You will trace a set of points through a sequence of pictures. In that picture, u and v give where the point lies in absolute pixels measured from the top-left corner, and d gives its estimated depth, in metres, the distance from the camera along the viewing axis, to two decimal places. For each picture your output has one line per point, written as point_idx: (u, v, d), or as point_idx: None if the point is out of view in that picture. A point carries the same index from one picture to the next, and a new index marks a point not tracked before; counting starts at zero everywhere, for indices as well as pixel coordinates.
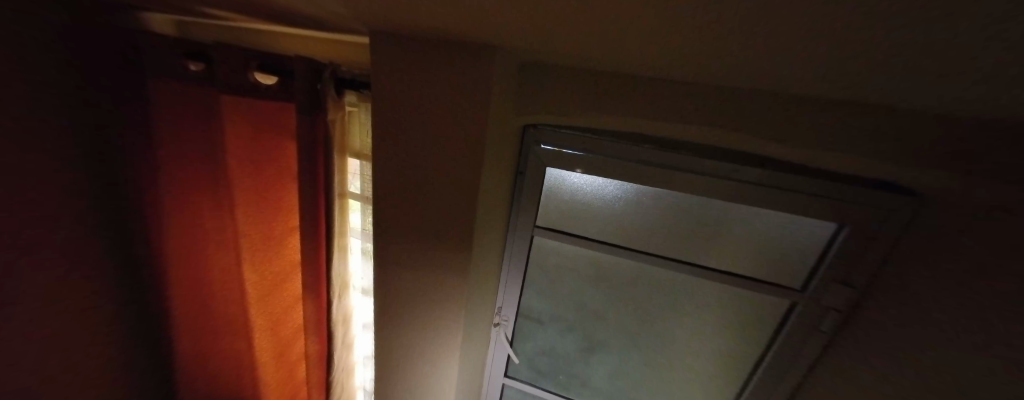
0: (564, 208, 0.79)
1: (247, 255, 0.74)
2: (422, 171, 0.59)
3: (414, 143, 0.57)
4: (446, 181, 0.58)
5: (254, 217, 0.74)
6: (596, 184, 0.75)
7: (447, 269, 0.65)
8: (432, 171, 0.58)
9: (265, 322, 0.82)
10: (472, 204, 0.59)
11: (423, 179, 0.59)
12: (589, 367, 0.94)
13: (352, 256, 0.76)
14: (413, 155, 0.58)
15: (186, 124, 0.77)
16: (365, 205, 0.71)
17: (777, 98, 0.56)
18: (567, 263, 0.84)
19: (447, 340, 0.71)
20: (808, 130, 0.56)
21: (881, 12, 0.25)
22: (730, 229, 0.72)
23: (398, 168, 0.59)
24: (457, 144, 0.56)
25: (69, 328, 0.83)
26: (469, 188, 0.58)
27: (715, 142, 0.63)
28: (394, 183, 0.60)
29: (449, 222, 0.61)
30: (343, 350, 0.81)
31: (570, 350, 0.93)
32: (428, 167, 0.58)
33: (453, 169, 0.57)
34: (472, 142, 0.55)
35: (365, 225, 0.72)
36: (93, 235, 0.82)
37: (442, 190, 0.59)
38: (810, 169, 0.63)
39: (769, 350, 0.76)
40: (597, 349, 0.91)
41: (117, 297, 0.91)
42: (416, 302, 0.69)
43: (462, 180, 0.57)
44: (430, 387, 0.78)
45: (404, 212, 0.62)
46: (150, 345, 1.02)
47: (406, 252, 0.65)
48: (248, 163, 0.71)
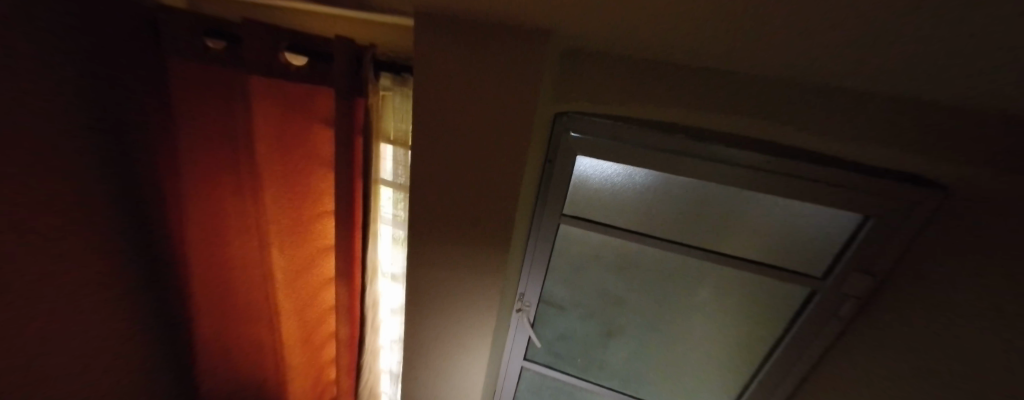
0: (589, 196, 0.79)
1: (277, 239, 0.75)
2: (462, 160, 0.59)
3: (456, 131, 0.57)
4: (487, 170, 0.58)
5: (283, 202, 0.74)
6: (622, 174, 0.75)
7: (483, 254, 0.66)
8: (473, 160, 0.58)
9: (291, 305, 0.83)
10: (513, 194, 0.59)
11: (463, 168, 0.59)
12: (607, 351, 0.97)
13: (382, 243, 0.76)
14: (454, 143, 0.58)
15: (206, 107, 0.74)
16: (398, 193, 0.70)
17: (817, 91, 0.57)
18: (591, 251, 0.85)
19: (480, 325, 0.74)
20: (847, 123, 0.57)
21: (963, 17, 0.26)
22: (757, 220, 0.73)
23: (439, 155, 0.59)
24: (498, 132, 0.55)
25: (87, 311, 0.82)
26: (511, 178, 0.58)
27: (750, 133, 0.63)
28: (434, 168, 0.60)
29: (486, 210, 0.62)
30: (372, 335, 0.82)
31: (589, 335, 0.96)
32: (471, 152, 0.58)
33: (494, 158, 0.57)
34: (516, 131, 0.55)
35: (398, 211, 0.72)
36: (109, 217, 0.80)
37: (482, 179, 0.59)
38: (842, 161, 0.64)
39: (784, 338, 0.79)
40: (616, 333, 0.94)
41: (133, 280, 0.90)
42: (450, 287, 0.71)
43: (504, 166, 0.58)
44: (459, 369, 0.81)
45: (440, 200, 0.63)
46: (166, 328, 1.02)
47: (444, 237, 0.66)
48: (277, 148, 0.70)
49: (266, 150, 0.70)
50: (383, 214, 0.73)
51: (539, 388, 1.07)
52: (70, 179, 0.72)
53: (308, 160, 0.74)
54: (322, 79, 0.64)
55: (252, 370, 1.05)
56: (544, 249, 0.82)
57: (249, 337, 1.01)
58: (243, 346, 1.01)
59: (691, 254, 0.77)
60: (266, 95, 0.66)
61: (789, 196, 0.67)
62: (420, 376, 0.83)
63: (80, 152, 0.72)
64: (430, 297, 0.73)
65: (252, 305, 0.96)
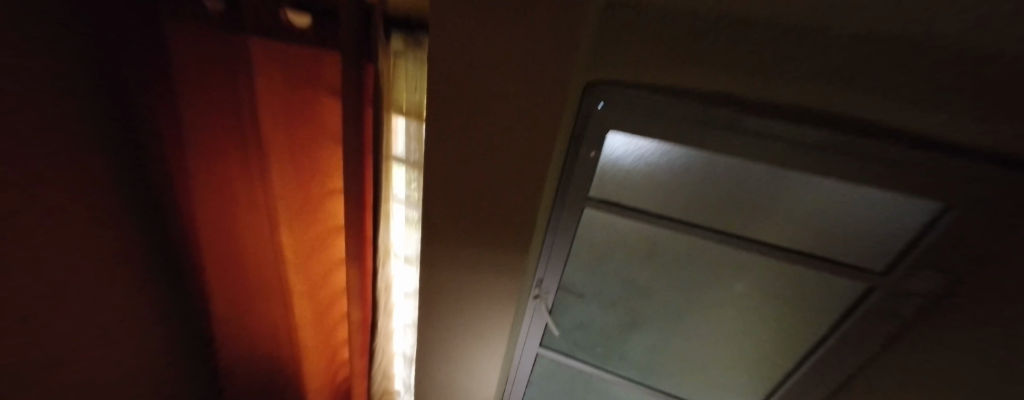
0: (619, 178, 0.71)
1: (285, 218, 0.72)
2: (484, 134, 0.52)
3: (476, 102, 0.50)
4: (510, 147, 0.52)
5: (291, 179, 0.70)
6: (659, 154, 0.66)
7: (505, 239, 0.61)
8: (494, 136, 0.52)
9: (303, 286, 0.81)
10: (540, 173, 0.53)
11: (484, 143, 0.53)
12: (629, 342, 0.92)
13: (395, 225, 0.72)
14: (473, 115, 0.51)
15: (206, 74, 0.69)
16: (411, 170, 0.64)
17: (930, 50, 0.43)
18: (617, 237, 0.79)
19: (499, 311, 0.71)
20: (956, 95, 0.44)
21: None
22: (816, 211, 0.64)
23: (456, 129, 0.53)
24: (525, 102, 0.48)
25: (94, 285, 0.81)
26: (537, 155, 0.52)
27: (834, 112, 0.51)
28: (450, 144, 0.54)
29: (510, 191, 0.56)
30: (384, 318, 0.79)
31: (610, 325, 0.91)
32: (493, 127, 0.51)
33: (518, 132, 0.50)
34: (545, 101, 0.47)
35: (411, 191, 0.66)
36: (113, 187, 0.78)
37: (505, 156, 0.53)
38: (947, 146, 0.49)
39: (830, 336, 0.73)
40: (640, 325, 0.89)
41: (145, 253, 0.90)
42: (469, 273, 0.67)
43: (528, 143, 0.51)
44: (476, 355, 0.78)
45: (456, 179, 0.57)
46: (180, 301, 1.02)
47: (465, 219, 0.61)
48: (282, 121, 0.65)
49: (271, 123, 0.65)
50: (395, 193, 0.68)
51: (555, 375, 1.04)
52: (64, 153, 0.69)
53: (313, 132, 0.69)
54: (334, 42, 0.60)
55: (265, 347, 1.04)
56: (566, 234, 0.75)
57: (262, 315, 0.99)
58: (258, 322, 1.01)
59: (726, 241, 0.70)
60: (269, 60, 0.61)
61: (861, 184, 0.57)
62: (436, 360, 0.81)
63: (75, 120, 0.68)
64: (448, 282, 0.69)
65: (263, 284, 0.93)
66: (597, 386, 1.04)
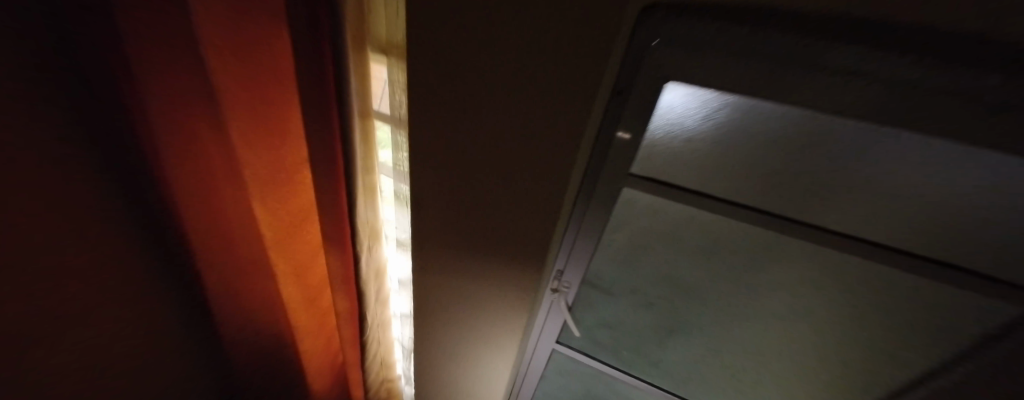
0: (672, 150, 0.52)
1: (257, 190, 0.61)
2: (490, 80, 0.38)
3: (476, 34, 0.36)
4: (526, 96, 0.37)
5: (252, 142, 0.57)
6: (736, 115, 0.46)
7: (525, 228, 0.47)
8: (503, 82, 0.37)
9: (288, 266, 0.71)
10: (573, 137, 0.38)
11: (492, 92, 0.38)
12: (666, 349, 0.78)
13: (383, 201, 0.59)
14: (472, 53, 0.37)
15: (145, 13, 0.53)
16: (397, 133, 0.50)
17: None
18: (662, 228, 0.61)
19: (511, 312, 0.58)
20: None
21: None
22: (974, 211, 0.43)
23: (450, 68, 0.39)
24: (544, 26, 0.33)
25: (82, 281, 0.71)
26: (566, 108, 0.36)
27: None
28: (443, 92, 0.41)
29: (529, 163, 0.41)
30: (377, 307, 0.69)
31: (642, 327, 0.76)
32: (499, 67, 0.37)
33: (538, 73, 0.35)
34: (577, 21, 0.31)
35: (398, 161, 0.52)
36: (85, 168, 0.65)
37: (522, 111, 0.38)
38: None
39: (955, 374, 0.55)
40: (682, 331, 0.74)
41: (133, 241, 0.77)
42: (475, 262, 0.54)
43: (550, 94, 0.36)
44: (483, 355, 0.67)
45: (452, 141, 0.44)
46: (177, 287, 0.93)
47: (469, 196, 0.48)
48: (236, 65, 0.51)
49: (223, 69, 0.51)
50: (382, 160, 0.55)
51: (572, 374, 0.92)
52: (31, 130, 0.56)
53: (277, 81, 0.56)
54: None
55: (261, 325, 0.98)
56: (594, 220, 0.60)
57: (252, 293, 0.91)
58: (254, 302, 0.93)
59: (814, 240, 0.52)
60: None
61: None
62: (439, 355, 0.72)
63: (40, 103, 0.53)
64: (451, 271, 0.57)
65: (251, 260, 0.84)
66: (621, 390, 0.92)
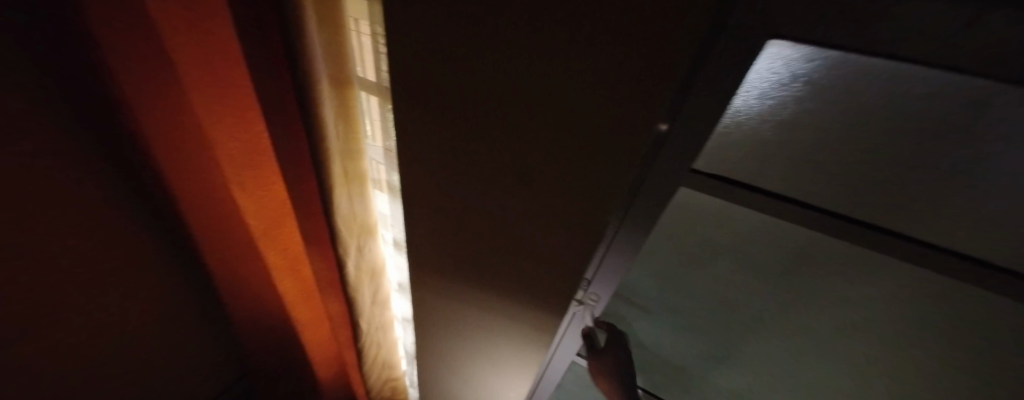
0: (765, 142, 0.29)
1: (232, 174, 0.52)
2: (499, 39, 0.25)
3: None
4: (553, 55, 0.24)
5: (220, 121, 0.47)
6: (904, 84, 0.24)
7: (542, 241, 0.36)
8: (519, 42, 0.25)
9: (280, 259, 0.64)
10: (639, 124, 0.24)
11: (505, 59, 0.26)
12: (712, 383, 0.60)
13: (376, 193, 0.49)
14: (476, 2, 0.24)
15: None
16: (385, 108, 0.39)
17: None
18: (741, 247, 0.39)
19: (523, 334, 0.48)
20: None
21: None
22: None
23: (444, 29, 0.27)
24: None
25: (82, 256, 0.71)
26: (622, 74, 0.23)
27: None
28: (438, 64, 0.29)
29: (553, 162, 0.29)
30: (376, 311, 0.61)
31: (684, 356, 0.58)
32: (514, 20, 0.24)
33: (578, 11, 0.22)
34: None
35: (389, 143, 0.42)
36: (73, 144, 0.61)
37: (544, 82, 0.25)
38: None
39: None
40: (739, 368, 0.55)
41: (130, 218, 0.74)
42: (481, 272, 0.44)
43: (588, 66, 0.23)
44: (488, 375, 0.58)
45: (451, 128, 0.33)
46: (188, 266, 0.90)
47: (472, 199, 0.37)
48: (185, 25, 0.39)
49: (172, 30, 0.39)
50: (368, 144, 0.44)
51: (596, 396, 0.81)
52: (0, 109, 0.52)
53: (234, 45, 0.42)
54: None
55: (260, 316, 0.92)
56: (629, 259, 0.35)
57: (247, 286, 0.84)
58: (252, 295, 0.87)
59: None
60: None
61: None
62: (440, 365, 0.63)
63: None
64: (452, 284, 0.48)
65: (243, 254, 0.76)
66: None
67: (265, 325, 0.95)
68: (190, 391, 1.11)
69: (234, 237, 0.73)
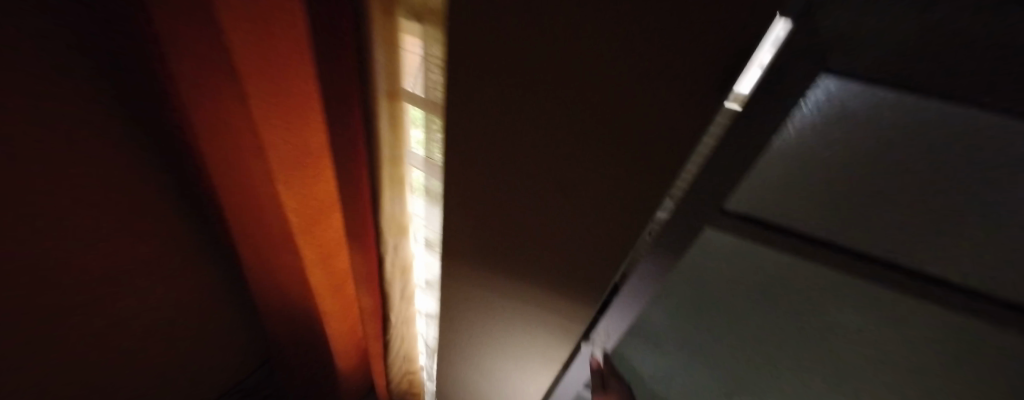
0: (794, 174, 0.28)
1: (282, 173, 0.55)
2: (545, 74, 0.29)
3: (533, 30, 0.27)
4: (594, 86, 0.27)
5: (278, 126, 0.51)
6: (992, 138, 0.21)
7: (562, 249, 0.40)
8: (563, 77, 0.28)
9: (314, 253, 0.68)
10: (665, 152, 0.28)
11: (551, 89, 0.29)
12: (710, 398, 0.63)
13: (412, 196, 0.53)
14: (528, 47, 0.28)
15: None
16: (432, 118, 0.42)
17: None
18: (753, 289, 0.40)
19: (538, 334, 0.52)
20: None
21: None
22: None
23: (496, 63, 0.30)
24: (634, 13, 0.22)
25: (135, 243, 0.78)
26: (659, 107, 0.26)
27: None
28: (487, 92, 0.33)
29: (581, 178, 0.33)
30: (404, 305, 0.66)
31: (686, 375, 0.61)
32: (560, 62, 0.27)
33: (623, 57, 0.24)
34: (689, 13, 0.21)
35: (431, 151, 0.45)
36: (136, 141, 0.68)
37: (583, 112, 0.29)
38: None
39: None
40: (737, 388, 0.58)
41: (175, 208, 0.81)
42: (504, 274, 0.48)
43: (626, 104, 0.27)
44: (508, 374, 0.61)
45: (492, 144, 0.36)
46: (223, 254, 0.97)
47: (500, 209, 0.41)
48: (259, 44, 0.44)
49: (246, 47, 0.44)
50: (411, 150, 0.47)
51: None
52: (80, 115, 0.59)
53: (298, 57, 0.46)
54: None
55: (285, 306, 0.98)
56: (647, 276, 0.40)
57: (278, 277, 0.90)
58: (279, 286, 0.92)
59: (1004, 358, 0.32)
60: None
61: None
62: (458, 362, 0.67)
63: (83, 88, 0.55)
64: (480, 290, 0.52)
65: (276, 247, 0.81)
66: None
67: (288, 315, 1.00)
68: (219, 370, 1.20)
69: (270, 231, 0.78)
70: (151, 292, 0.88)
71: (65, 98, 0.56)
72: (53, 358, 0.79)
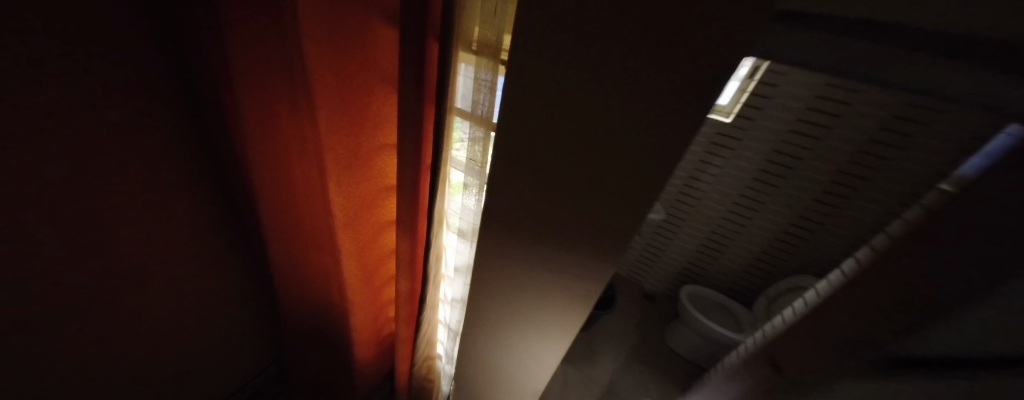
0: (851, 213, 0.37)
1: (335, 175, 0.62)
2: (578, 111, 0.39)
3: (566, 80, 0.38)
4: (612, 118, 0.38)
5: (338, 136, 0.59)
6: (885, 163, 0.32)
7: (583, 243, 0.50)
8: (590, 112, 0.39)
9: (353, 247, 0.76)
10: (660, 162, 0.38)
11: (578, 120, 0.40)
12: None
13: (450, 191, 0.63)
14: (561, 89, 0.39)
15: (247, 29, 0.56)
16: (476, 128, 0.52)
17: None
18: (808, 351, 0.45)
19: (558, 314, 0.60)
20: None
21: None
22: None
23: (536, 96, 0.41)
24: (631, 73, 0.35)
25: (178, 251, 0.84)
26: (660, 133, 0.37)
27: None
28: (525, 116, 0.43)
29: (600, 187, 0.43)
30: (431, 288, 0.74)
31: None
32: (586, 103, 0.38)
33: (631, 96, 0.36)
34: (662, 75, 0.34)
35: (473, 155, 0.55)
36: (188, 156, 0.76)
37: (603, 136, 0.39)
38: None
39: None
40: None
41: (213, 219, 0.87)
42: (530, 261, 0.57)
43: (634, 128, 0.37)
44: (527, 352, 0.70)
45: (526, 157, 0.46)
46: (250, 262, 1.03)
47: (529, 207, 0.51)
48: (335, 69, 0.54)
49: (324, 75, 0.53)
50: (454, 154, 0.57)
51: None
52: (145, 131, 0.68)
53: (364, 75, 0.58)
54: (436, 27, 0.45)
55: (309, 303, 1.04)
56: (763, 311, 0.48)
57: (306, 275, 0.97)
58: (306, 285, 0.99)
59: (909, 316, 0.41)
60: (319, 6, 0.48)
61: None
62: (480, 341, 0.76)
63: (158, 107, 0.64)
64: (507, 273, 0.61)
65: (307, 246, 0.88)
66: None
67: (311, 312, 1.07)
68: (236, 381, 1.22)
69: (303, 230, 0.85)
70: (186, 301, 0.92)
71: (126, 98, 0.63)
72: (92, 367, 0.82)
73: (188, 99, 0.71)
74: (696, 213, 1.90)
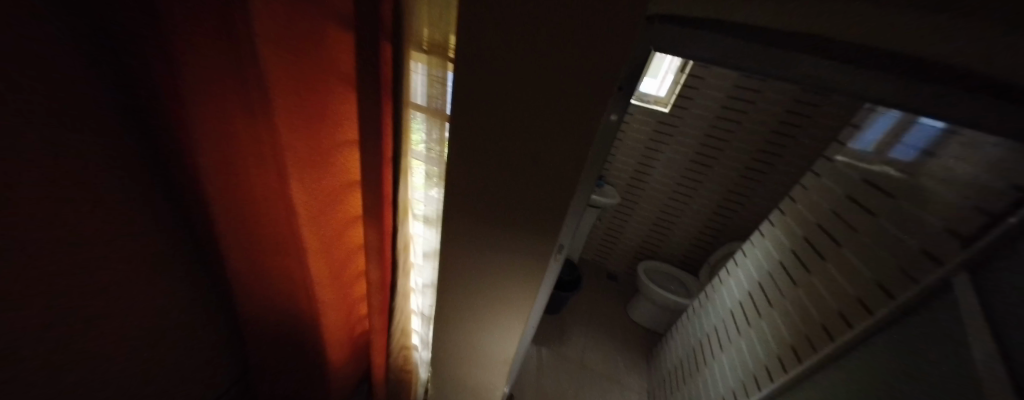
0: None
1: (298, 174, 0.65)
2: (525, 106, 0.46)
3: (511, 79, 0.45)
4: (552, 110, 0.45)
5: (299, 135, 0.62)
6: None
7: (535, 224, 0.56)
8: (534, 106, 0.45)
9: (319, 245, 0.77)
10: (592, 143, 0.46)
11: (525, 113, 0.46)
12: None
13: (413, 182, 0.67)
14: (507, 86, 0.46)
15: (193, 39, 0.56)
16: (434, 121, 0.57)
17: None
18: None
19: (519, 290, 0.67)
20: None
21: None
22: None
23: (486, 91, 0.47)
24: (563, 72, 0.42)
25: (128, 277, 0.79)
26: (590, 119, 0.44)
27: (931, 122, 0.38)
28: (478, 111, 0.49)
29: (546, 171, 0.50)
30: (402, 276, 0.78)
31: None
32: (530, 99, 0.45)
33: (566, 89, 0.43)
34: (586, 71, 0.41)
35: (432, 147, 0.60)
36: (134, 175, 0.72)
37: (546, 127, 0.46)
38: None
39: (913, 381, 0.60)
40: None
41: (165, 239, 0.83)
42: (491, 245, 0.63)
43: (570, 118, 0.45)
44: (496, 326, 0.76)
45: (481, 148, 0.52)
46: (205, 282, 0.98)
47: (486, 195, 0.57)
48: (293, 72, 0.57)
49: (282, 77, 0.56)
50: (415, 147, 0.62)
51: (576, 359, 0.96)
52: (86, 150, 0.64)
53: (322, 76, 0.61)
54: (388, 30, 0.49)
55: (275, 315, 1.02)
56: None
57: (270, 284, 0.95)
58: (270, 297, 0.98)
59: None
60: (272, 14, 0.51)
61: None
62: (453, 322, 0.81)
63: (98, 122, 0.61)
64: (472, 256, 0.67)
65: (268, 254, 0.87)
66: None
67: (277, 323, 1.05)
68: None
69: (264, 239, 0.84)
70: (140, 331, 0.87)
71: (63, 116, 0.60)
72: None
73: (130, 114, 0.68)
74: (647, 196, 2.06)
